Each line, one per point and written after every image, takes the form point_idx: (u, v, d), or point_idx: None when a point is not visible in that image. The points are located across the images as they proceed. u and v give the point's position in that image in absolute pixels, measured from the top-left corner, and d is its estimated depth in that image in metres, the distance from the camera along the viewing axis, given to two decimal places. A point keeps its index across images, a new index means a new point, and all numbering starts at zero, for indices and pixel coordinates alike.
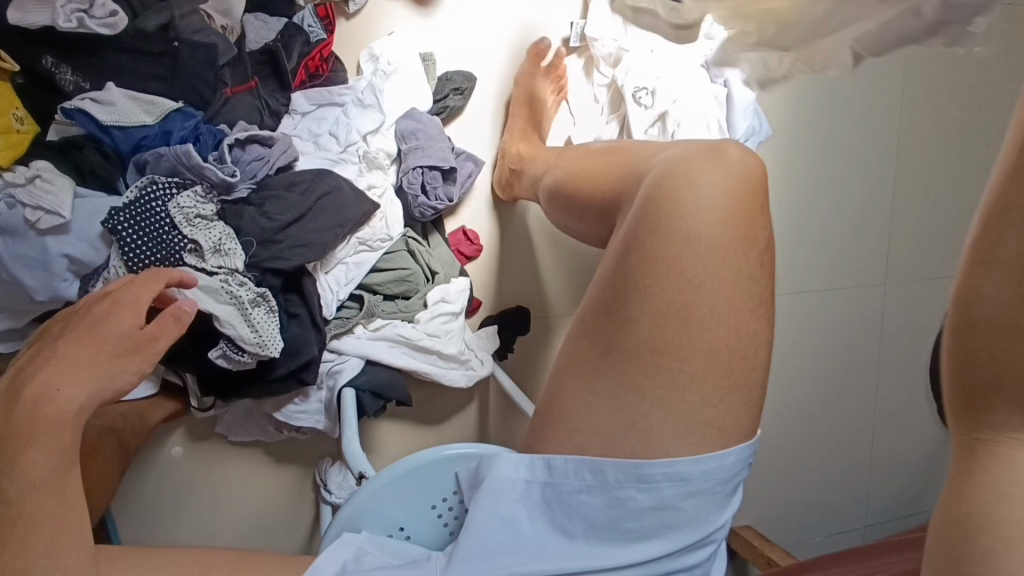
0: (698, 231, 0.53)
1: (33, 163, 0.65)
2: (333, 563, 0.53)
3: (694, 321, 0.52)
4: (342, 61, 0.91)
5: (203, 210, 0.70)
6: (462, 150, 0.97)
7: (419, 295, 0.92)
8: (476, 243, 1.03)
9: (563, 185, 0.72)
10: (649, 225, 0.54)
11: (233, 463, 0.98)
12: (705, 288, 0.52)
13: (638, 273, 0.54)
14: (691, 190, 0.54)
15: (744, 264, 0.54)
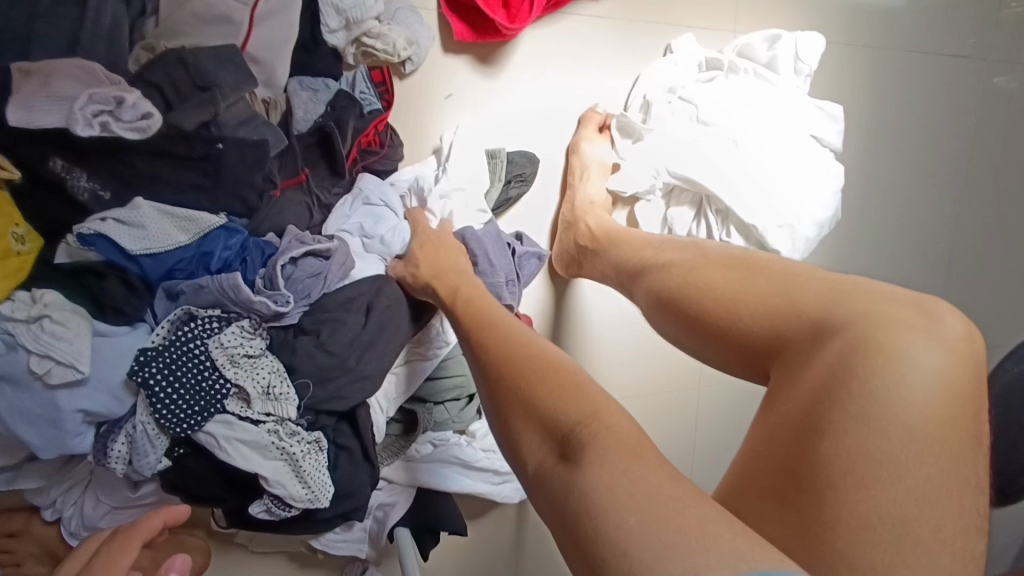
0: (917, 425, 0.43)
1: (39, 293, 0.52)
2: None
3: (919, 551, 0.41)
4: (397, 132, 0.78)
5: (249, 347, 0.58)
6: (524, 246, 0.84)
7: (474, 401, 0.81)
8: (531, 331, 0.92)
9: (681, 307, 0.63)
10: (847, 404, 0.44)
11: (252, 574, 0.86)
12: (925, 503, 0.42)
13: (838, 471, 0.42)
14: (902, 370, 0.44)
15: (969, 473, 0.43)
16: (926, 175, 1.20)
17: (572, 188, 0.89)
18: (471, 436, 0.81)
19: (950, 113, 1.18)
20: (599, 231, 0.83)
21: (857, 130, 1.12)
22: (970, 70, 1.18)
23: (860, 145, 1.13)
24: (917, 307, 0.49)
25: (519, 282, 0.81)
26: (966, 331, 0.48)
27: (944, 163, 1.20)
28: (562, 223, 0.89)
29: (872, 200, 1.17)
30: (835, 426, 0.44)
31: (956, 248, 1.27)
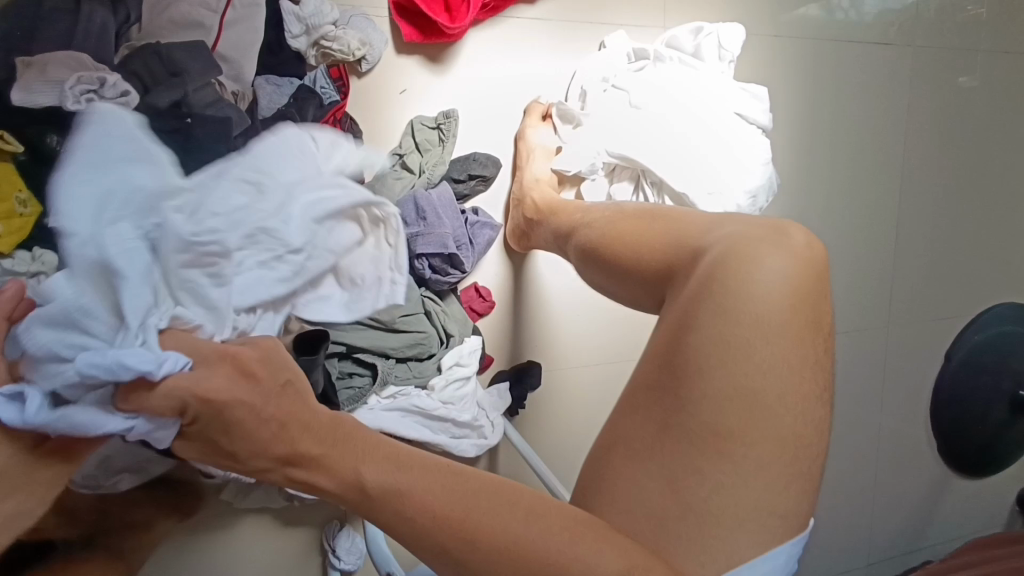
0: (764, 312, 0.55)
1: (38, 251, 0.64)
2: None
3: (761, 408, 0.54)
4: (356, 120, 0.90)
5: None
6: (477, 218, 0.94)
7: (434, 358, 0.91)
8: (489, 300, 1.01)
9: (600, 254, 0.75)
10: (714, 306, 0.56)
11: (235, 532, 0.93)
12: (770, 373, 0.54)
13: (703, 354, 0.55)
14: (756, 276, 0.56)
15: (808, 350, 0.56)
16: (870, 156, 1.29)
17: (520, 169, 0.98)
18: (431, 389, 0.89)
19: (888, 98, 1.28)
20: (543, 203, 0.91)
21: (802, 115, 1.21)
22: (903, 60, 1.28)
23: (805, 127, 1.22)
24: (773, 228, 0.61)
25: (471, 254, 0.93)
26: (807, 242, 0.60)
27: (877, 143, 1.29)
28: (512, 201, 0.98)
29: (817, 177, 1.25)
30: (701, 320, 0.56)
31: (900, 222, 1.34)
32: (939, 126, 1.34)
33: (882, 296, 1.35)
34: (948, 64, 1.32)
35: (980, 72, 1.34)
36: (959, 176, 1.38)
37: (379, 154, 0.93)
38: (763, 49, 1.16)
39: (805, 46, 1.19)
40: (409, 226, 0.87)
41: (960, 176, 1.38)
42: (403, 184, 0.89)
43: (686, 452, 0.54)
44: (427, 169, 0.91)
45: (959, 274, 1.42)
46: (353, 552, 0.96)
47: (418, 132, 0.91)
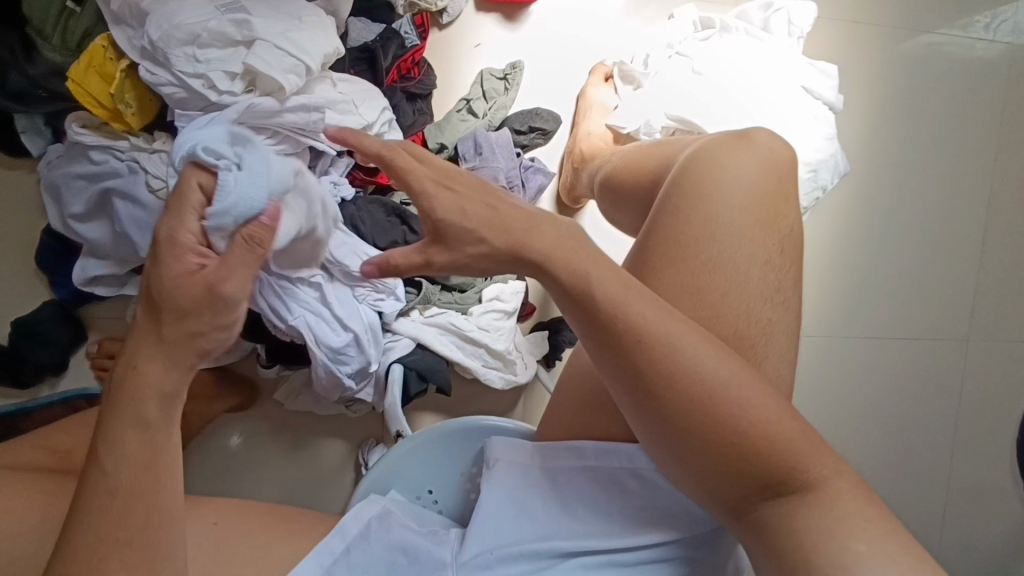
0: (725, 212, 0.56)
1: (156, 134, 0.79)
2: (359, 521, 0.56)
3: (709, 304, 0.54)
4: (432, 67, 0.99)
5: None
6: (533, 163, 1.00)
7: (475, 289, 0.95)
8: None
9: (617, 188, 0.79)
10: (670, 212, 0.57)
11: (283, 430, 1.01)
12: (730, 269, 0.55)
13: (653, 258, 0.56)
14: (717, 179, 0.57)
15: (759, 250, 0.56)
16: (965, 158, 1.22)
17: (578, 125, 1.03)
18: (468, 315, 0.94)
19: (987, 102, 1.22)
20: (588, 152, 0.98)
21: (886, 107, 1.18)
22: (1008, 64, 1.22)
23: (889, 120, 1.18)
24: (737, 134, 0.61)
25: (522, 195, 0.98)
26: (768, 145, 0.60)
27: (966, 140, 1.22)
28: (567, 155, 1.04)
29: (894, 169, 1.19)
30: (656, 223, 0.57)
31: (995, 227, 1.23)
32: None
33: (967, 306, 1.24)
34: None
35: None
36: None
37: (450, 99, 1.01)
38: (846, 39, 1.15)
39: (893, 41, 1.18)
40: (467, 161, 0.94)
41: None
42: (467, 125, 0.97)
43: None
44: (490, 113, 0.99)
45: None
46: None
47: (486, 81, 0.99)
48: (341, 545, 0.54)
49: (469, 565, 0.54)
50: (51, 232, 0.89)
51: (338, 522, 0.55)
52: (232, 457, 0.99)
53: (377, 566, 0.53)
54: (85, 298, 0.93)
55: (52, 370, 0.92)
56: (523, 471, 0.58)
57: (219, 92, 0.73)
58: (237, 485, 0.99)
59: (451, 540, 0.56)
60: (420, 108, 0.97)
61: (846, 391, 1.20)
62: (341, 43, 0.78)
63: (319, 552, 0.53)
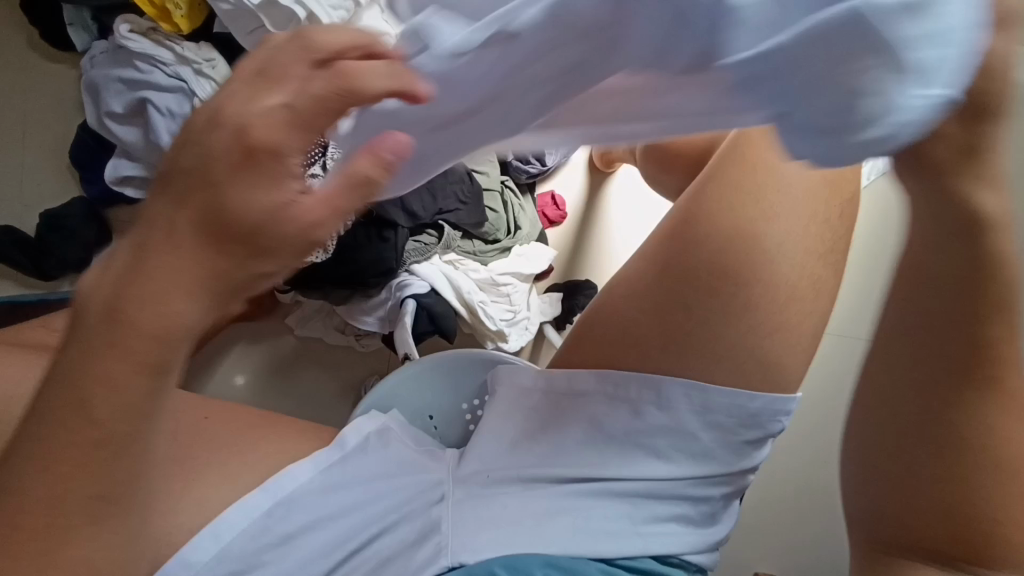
0: (799, 169, 0.52)
1: (205, 50, 0.77)
2: (359, 435, 0.55)
3: (761, 253, 0.52)
4: None
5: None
6: None
7: (498, 245, 0.96)
8: (561, 210, 1.05)
9: (666, 151, 0.71)
10: (736, 158, 0.54)
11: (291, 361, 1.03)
12: (779, 223, 0.52)
13: (718, 200, 0.53)
14: (782, 134, 0.53)
15: (821, 209, 0.53)
16: None
17: None
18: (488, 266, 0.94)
19: None
20: None
21: None
22: None
23: None
24: None
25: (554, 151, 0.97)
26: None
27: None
28: None
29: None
30: (718, 170, 0.54)
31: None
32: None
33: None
34: None
35: None
36: None
37: None
38: None
39: None
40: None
41: None
42: None
43: (690, 294, 0.52)
44: None
45: None
46: None
47: None
48: (338, 454, 0.53)
49: (465, 480, 0.54)
50: (89, 131, 0.90)
51: (339, 434, 0.55)
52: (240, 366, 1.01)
53: (367, 476, 0.53)
54: (114, 201, 0.94)
55: (77, 266, 0.94)
56: (529, 399, 0.56)
57: (271, 7, 0.70)
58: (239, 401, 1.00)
59: (447, 461, 0.57)
60: None
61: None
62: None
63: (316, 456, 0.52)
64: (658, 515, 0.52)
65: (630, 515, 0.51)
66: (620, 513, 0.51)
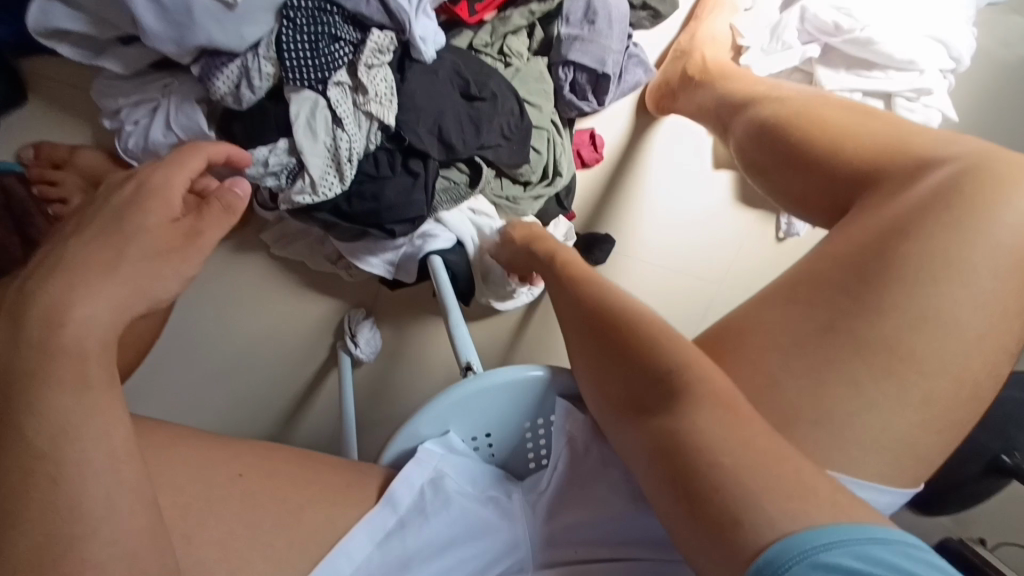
0: (1007, 246, 0.47)
1: None
2: (410, 491, 0.50)
3: (952, 342, 0.46)
4: None
5: (349, 36, 0.63)
6: (635, 50, 0.84)
7: (534, 192, 0.82)
8: (598, 153, 0.93)
9: (792, 149, 0.62)
10: (938, 220, 0.48)
11: (271, 301, 0.89)
12: (972, 308, 0.46)
13: (911, 268, 0.47)
14: (997, 203, 0.47)
15: (1016, 304, 0.48)
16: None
17: (694, 22, 0.87)
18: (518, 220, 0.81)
19: None
20: (713, 65, 0.81)
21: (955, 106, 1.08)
22: None
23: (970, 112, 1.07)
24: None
25: (614, 88, 0.82)
26: None
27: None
28: (672, 53, 0.87)
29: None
30: (924, 229, 0.48)
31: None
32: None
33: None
34: None
35: None
36: None
37: None
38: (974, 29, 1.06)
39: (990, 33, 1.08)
40: (570, 25, 0.76)
41: None
42: None
43: (857, 364, 0.46)
44: None
45: None
46: (370, 346, 0.91)
47: None
48: (393, 518, 0.49)
49: (552, 542, 0.52)
50: None
51: (386, 490, 0.50)
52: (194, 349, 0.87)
53: (437, 543, 0.49)
54: (29, 49, 0.68)
55: None
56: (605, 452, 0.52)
57: None
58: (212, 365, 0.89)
59: (517, 511, 0.53)
60: None
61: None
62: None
63: (368, 524, 0.48)
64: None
65: None
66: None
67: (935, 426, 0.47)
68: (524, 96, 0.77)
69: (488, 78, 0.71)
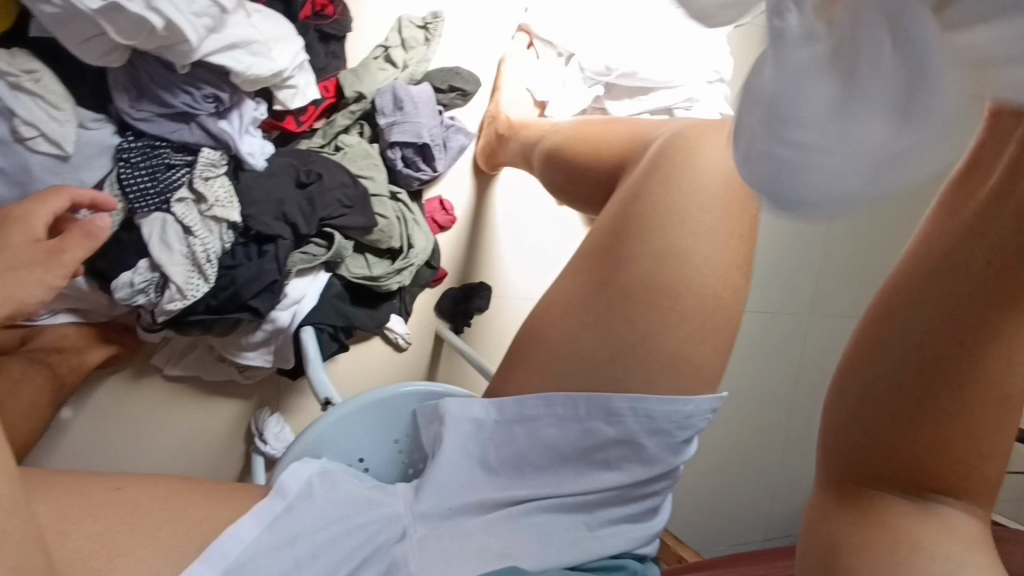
0: (714, 187, 0.59)
1: (24, 58, 0.62)
2: (297, 481, 0.54)
3: (689, 269, 0.58)
4: (349, 9, 0.91)
5: (182, 160, 0.73)
6: (453, 121, 0.97)
7: (390, 256, 0.93)
8: (452, 215, 1.02)
9: (572, 166, 0.76)
10: (654, 183, 0.60)
11: (172, 411, 0.93)
12: (700, 240, 0.58)
13: (645, 221, 0.59)
14: (695, 157, 0.59)
15: (734, 229, 0.60)
16: None
17: (497, 93, 1.02)
18: (381, 283, 0.91)
19: None
20: (516, 121, 0.95)
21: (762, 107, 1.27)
22: None
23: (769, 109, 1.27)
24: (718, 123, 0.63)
25: (443, 155, 0.95)
26: None
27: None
28: (488, 120, 1.02)
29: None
30: (648, 191, 0.60)
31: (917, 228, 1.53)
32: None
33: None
34: None
35: None
36: None
37: (365, 45, 0.94)
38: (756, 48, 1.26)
39: None
40: (386, 116, 0.89)
41: None
42: (386, 75, 0.91)
43: (621, 303, 0.58)
44: (410, 64, 0.93)
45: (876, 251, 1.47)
46: (280, 439, 0.95)
47: (405, 28, 0.93)
48: (281, 504, 0.52)
49: (425, 516, 0.55)
50: None
51: (277, 483, 0.54)
52: (97, 454, 0.89)
53: (321, 521, 0.52)
54: None
55: None
56: (477, 430, 0.58)
57: (118, 14, 0.59)
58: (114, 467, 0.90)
59: (400, 494, 0.58)
60: (333, 51, 0.88)
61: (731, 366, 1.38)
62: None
63: (257, 511, 0.51)
64: (614, 515, 0.57)
65: (584, 526, 0.57)
66: (577, 523, 0.57)
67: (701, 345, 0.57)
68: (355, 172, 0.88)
69: (315, 167, 0.82)
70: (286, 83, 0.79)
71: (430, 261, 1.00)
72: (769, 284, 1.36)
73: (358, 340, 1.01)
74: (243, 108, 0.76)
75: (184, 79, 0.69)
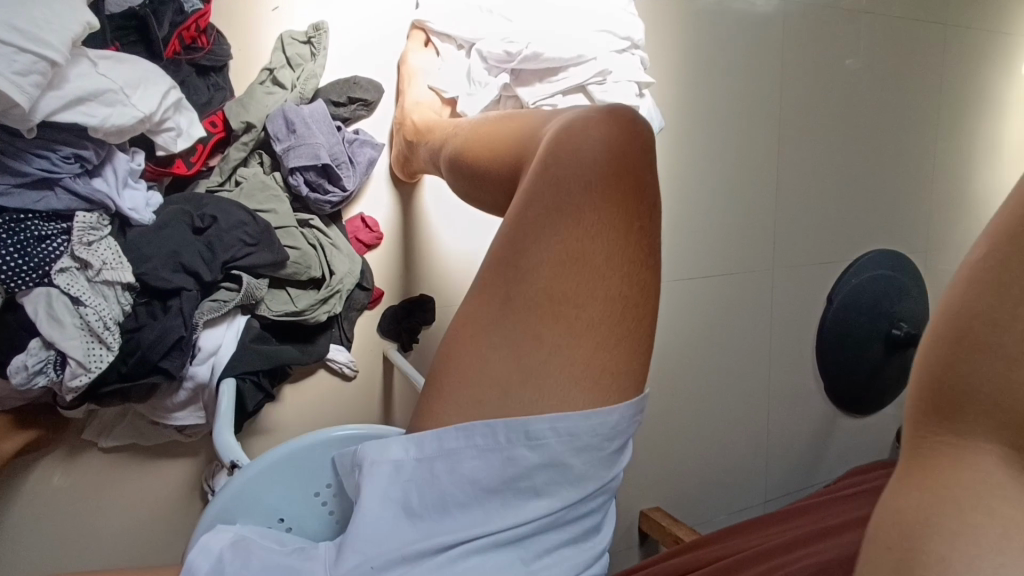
0: (605, 176, 0.53)
1: None
2: (205, 559, 0.50)
3: (593, 270, 0.52)
4: (225, 35, 0.85)
5: (55, 228, 0.68)
6: (357, 135, 0.92)
7: (312, 286, 0.89)
8: (376, 231, 0.98)
9: (472, 169, 0.70)
10: (546, 185, 0.54)
11: (116, 483, 0.88)
12: (599, 238, 0.52)
13: (538, 224, 0.53)
14: (581, 149, 0.54)
15: (635, 219, 0.54)
16: (754, 75, 1.29)
17: (401, 98, 0.97)
18: (305, 316, 0.87)
19: (763, 44, 1.29)
20: (421, 125, 0.90)
21: (690, 65, 1.22)
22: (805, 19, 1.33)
23: (696, 66, 1.22)
24: (604, 109, 0.58)
25: (351, 173, 0.90)
26: (636, 118, 0.58)
27: (838, 89, 1.40)
28: (396, 128, 0.97)
29: (748, 116, 1.30)
30: (539, 193, 0.54)
31: (868, 165, 1.50)
32: (833, 76, 1.39)
33: (857, 228, 1.51)
34: (808, 33, 1.34)
35: (859, 53, 1.42)
36: (814, 97, 1.38)
37: (251, 70, 0.89)
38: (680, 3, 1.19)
39: None
40: (280, 142, 0.84)
41: (814, 104, 1.39)
42: (275, 98, 0.86)
43: (525, 318, 0.52)
44: (299, 83, 0.88)
45: (826, 193, 1.44)
46: None
47: (288, 47, 0.88)
48: None
49: None
50: None
51: (186, 563, 0.50)
52: (43, 542, 0.85)
53: None
54: None
55: None
56: (395, 472, 0.52)
57: None
58: (64, 551, 0.86)
59: (323, 556, 0.51)
60: (215, 83, 0.84)
61: (700, 334, 1.34)
62: (95, 17, 0.61)
63: None
64: (551, 544, 0.52)
65: (522, 564, 0.50)
66: (512, 560, 0.50)
67: (616, 351, 0.52)
68: (255, 207, 0.84)
69: (208, 209, 0.78)
70: (162, 127, 0.74)
71: (361, 283, 0.95)
72: (726, 247, 1.33)
73: (301, 376, 0.97)
74: (115, 161, 0.72)
75: (36, 143, 0.65)
